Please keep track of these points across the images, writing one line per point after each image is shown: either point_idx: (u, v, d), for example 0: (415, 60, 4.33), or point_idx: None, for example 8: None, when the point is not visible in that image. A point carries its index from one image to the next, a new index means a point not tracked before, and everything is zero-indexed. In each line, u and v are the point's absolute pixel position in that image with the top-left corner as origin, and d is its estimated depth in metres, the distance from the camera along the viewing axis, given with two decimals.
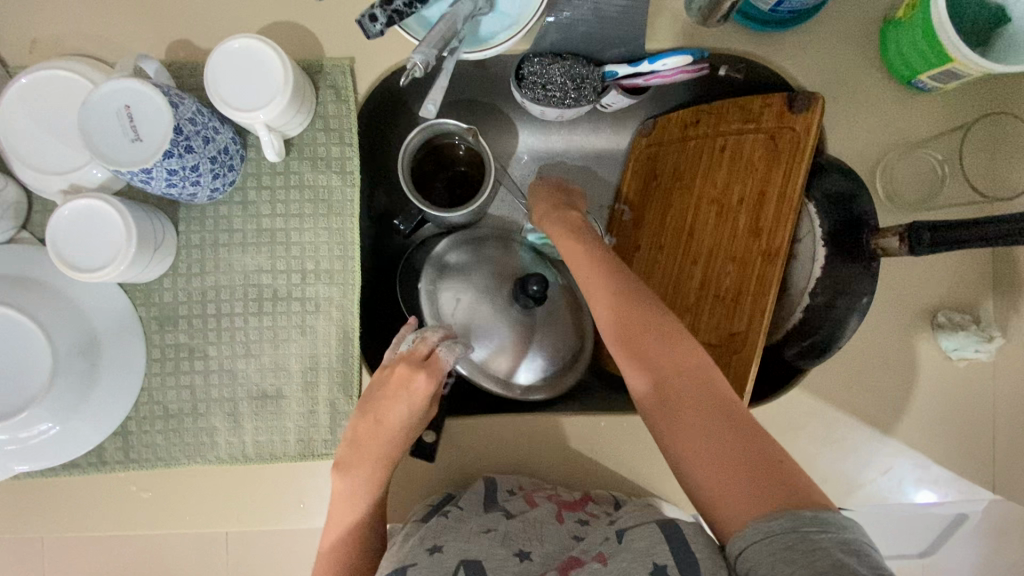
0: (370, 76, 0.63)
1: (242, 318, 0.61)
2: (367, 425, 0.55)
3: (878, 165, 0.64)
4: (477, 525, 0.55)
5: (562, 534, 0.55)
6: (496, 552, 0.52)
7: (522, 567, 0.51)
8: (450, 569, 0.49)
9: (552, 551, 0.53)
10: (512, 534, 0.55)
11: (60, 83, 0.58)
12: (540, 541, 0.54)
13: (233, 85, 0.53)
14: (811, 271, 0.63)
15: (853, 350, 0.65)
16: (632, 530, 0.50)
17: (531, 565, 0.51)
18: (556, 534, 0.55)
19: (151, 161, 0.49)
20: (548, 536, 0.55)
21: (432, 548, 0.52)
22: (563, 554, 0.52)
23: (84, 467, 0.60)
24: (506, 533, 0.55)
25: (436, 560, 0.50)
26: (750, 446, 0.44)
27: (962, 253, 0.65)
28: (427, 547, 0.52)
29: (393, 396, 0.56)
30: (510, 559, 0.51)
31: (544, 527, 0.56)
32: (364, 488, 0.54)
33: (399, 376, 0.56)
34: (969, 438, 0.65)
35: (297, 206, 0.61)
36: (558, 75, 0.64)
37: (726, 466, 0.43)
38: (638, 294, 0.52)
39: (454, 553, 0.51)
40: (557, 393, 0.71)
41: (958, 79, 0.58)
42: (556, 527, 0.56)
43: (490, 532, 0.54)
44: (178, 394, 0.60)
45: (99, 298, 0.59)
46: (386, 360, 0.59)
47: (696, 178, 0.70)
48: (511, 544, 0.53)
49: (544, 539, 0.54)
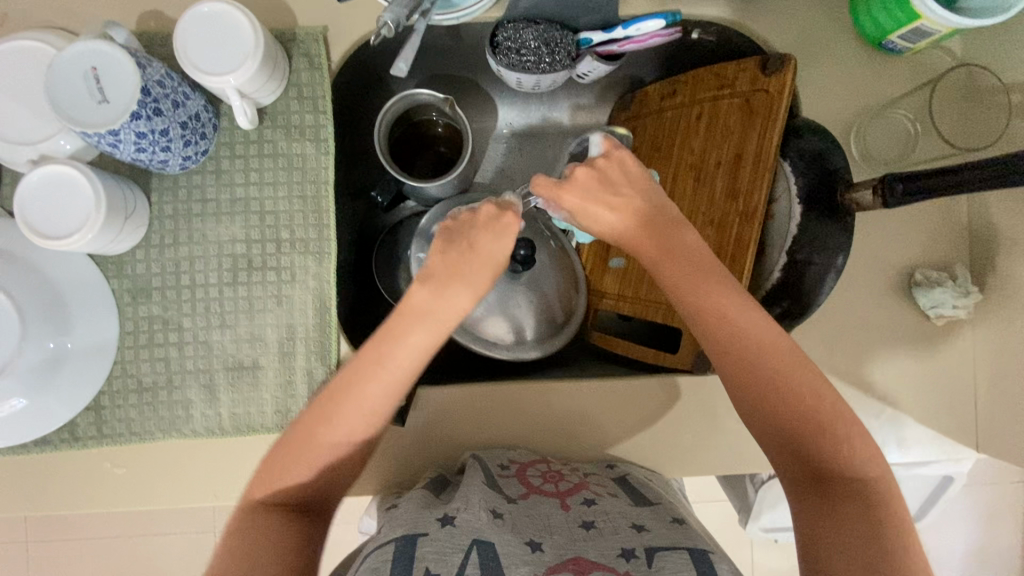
0: (344, 45, 0.62)
1: (217, 288, 0.60)
2: (415, 320, 0.50)
3: (852, 127, 0.64)
4: (485, 503, 0.53)
5: (569, 523, 0.54)
6: (507, 538, 0.50)
7: (533, 557, 0.48)
8: (463, 547, 0.48)
9: (562, 542, 0.51)
10: (519, 522, 0.53)
11: (25, 53, 0.56)
12: (549, 531, 0.53)
13: (202, 48, 0.52)
14: (787, 230, 0.63)
15: (834, 311, 0.65)
16: (662, 555, 0.48)
17: (543, 556, 0.49)
18: (563, 524, 0.54)
19: (117, 123, 0.49)
20: (555, 527, 0.53)
21: (442, 521, 0.51)
22: (576, 547, 0.50)
23: (56, 444, 0.58)
24: (515, 522, 0.53)
25: (449, 534, 0.49)
26: (883, 535, 0.44)
27: (936, 211, 0.65)
28: (437, 518, 0.51)
29: (483, 227, 0.52)
30: (522, 548, 0.49)
31: (551, 518, 0.54)
32: (445, 318, 0.50)
33: (504, 215, 0.53)
34: (953, 396, 0.64)
35: (272, 173, 0.61)
36: (532, 39, 0.64)
37: (869, 553, 0.43)
38: (775, 362, 0.48)
39: (467, 531, 0.50)
40: (548, 351, 0.74)
41: (927, 36, 0.59)
42: (562, 518, 0.54)
43: (498, 517, 0.52)
44: (153, 366, 0.60)
45: (70, 271, 0.58)
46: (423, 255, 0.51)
47: (674, 146, 0.69)
48: (522, 533, 0.51)
49: (552, 530, 0.53)
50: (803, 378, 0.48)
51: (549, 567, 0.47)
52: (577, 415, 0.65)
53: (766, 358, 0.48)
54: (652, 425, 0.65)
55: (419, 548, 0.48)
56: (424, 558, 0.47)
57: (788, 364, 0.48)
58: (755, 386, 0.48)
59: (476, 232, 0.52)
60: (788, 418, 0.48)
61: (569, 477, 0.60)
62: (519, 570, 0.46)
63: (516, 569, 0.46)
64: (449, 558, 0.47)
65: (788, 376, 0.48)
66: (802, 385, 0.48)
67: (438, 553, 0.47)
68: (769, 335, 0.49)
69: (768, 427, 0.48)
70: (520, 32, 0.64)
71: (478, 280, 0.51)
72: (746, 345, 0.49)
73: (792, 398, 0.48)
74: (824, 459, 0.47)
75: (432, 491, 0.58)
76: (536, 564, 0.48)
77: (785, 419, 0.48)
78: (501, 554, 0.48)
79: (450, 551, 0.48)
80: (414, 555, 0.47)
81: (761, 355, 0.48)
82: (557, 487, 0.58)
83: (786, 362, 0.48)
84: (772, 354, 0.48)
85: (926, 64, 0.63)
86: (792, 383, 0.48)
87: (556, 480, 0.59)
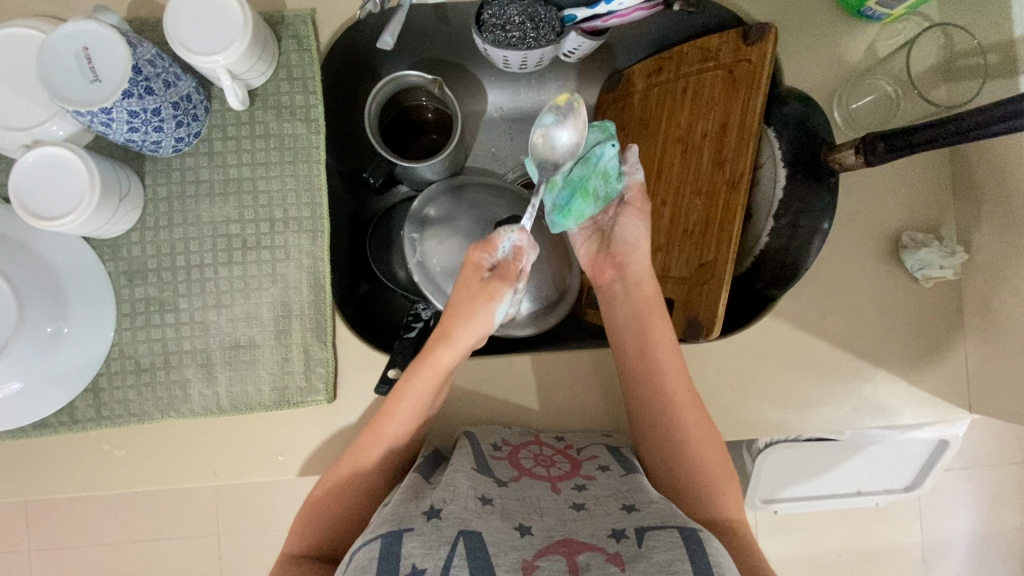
0: (332, 26, 0.64)
1: (212, 269, 0.61)
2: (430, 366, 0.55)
3: (834, 96, 0.65)
4: (473, 489, 0.52)
5: (560, 504, 0.53)
6: (496, 525, 0.48)
7: (523, 542, 0.47)
8: (450, 538, 0.46)
9: (552, 524, 0.50)
10: (509, 507, 0.51)
11: (17, 41, 0.57)
12: (540, 513, 0.51)
13: (191, 28, 0.53)
14: (774, 195, 0.64)
15: (826, 277, 0.65)
16: (653, 534, 0.47)
17: (533, 540, 0.48)
18: (554, 505, 0.53)
19: (109, 101, 0.49)
20: (546, 508, 0.52)
21: (429, 513, 0.48)
22: (566, 528, 0.49)
23: (55, 427, 0.59)
24: (505, 507, 0.51)
25: (436, 527, 0.46)
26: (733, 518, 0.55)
27: (922, 174, 0.66)
28: (423, 511, 0.48)
29: (459, 291, 0.55)
30: (511, 532, 0.48)
31: (541, 500, 0.53)
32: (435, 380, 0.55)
33: (473, 266, 0.56)
34: (945, 358, 0.64)
35: (263, 154, 0.62)
36: (517, 15, 0.65)
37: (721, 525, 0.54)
38: (676, 409, 0.57)
39: (453, 521, 0.47)
40: (543, 328, 0.74)
41: (905, 1, 0.60)
42: (554, 499, 0.54)
43: (487, 504, 0.51)
44: (150, 347, 0.60)
45: (66, 254, 0.59)
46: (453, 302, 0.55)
47: (660, 121, 0.70)
48: (511, 517, 0.50)
49: (543, 512, 0.52)
50: (700, 439, 0.56)
51: (538, 550, 0.47)
52: (572, 387, 0.65)
53: (674, 406, 0.57)
54: None
55: (405, 544, 0.45)
56: (411, 554, 0.44)
57: (692, 421, 0.57)
58: (656, 426, 0.58)
59: (459, 292, 0.55)
60: (685, 469, 0.56)
61: (561, 461, 0.59)
62: (507, 559, 0.45)
63: (504, 558, 0.45)
64: (437, 551, 0.44)
65: (683, 430, 0.56)
66: (695, 442, 0.56)
67: (424, 547, 0.45)
68: (685, 391, 0.57)
69: (667, 467, 0.57)
70: (504, 8, 0.65)
71: (461, 339, 0.55)
72: (660, 396, 0.57)
73: (687, 449, 0.56)
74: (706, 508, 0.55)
75: (424, 472, 0.56)
76: (525, 550, 0.46)
77: (679, 465, 0.57)
78: (489, 542, 0.46)
79: (436, 543, 0.45)
80: (400, 552, 0.44)
81: (662, 406, 0.57)
82: (548, 470, 0.58)
83: (685, 418, 0.57)
84: (676, 406, 0.57)
85: (902, 29, 0.65)
86: (683, 430, 0.57)
87: (549, 463, 0.59)
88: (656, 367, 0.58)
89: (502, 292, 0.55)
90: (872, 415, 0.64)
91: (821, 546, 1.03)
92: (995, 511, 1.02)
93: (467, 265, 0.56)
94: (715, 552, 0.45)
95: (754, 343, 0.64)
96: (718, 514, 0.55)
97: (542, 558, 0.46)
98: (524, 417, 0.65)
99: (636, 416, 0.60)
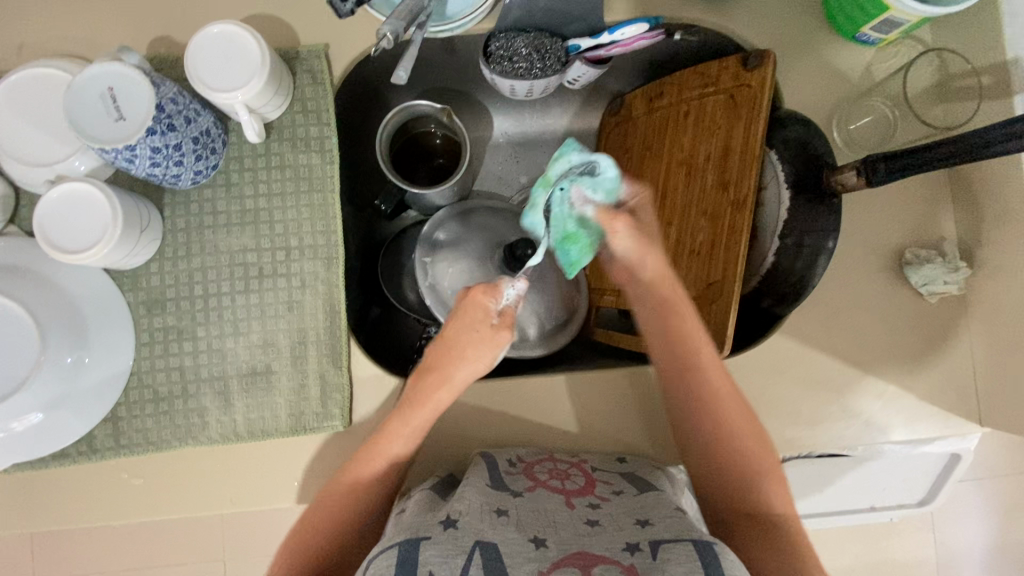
0: (345, 60, 0.66)
1: (229, 297, 0.62)
2: (433, 379, 0.56)
3: (834, 114, 0.67)
4: (487, 503, 0.52)
5: (574, 519, 0.53)
6: (511, 538, 0.49)
7: (538, 554, 0.48)
8: (466, 547, 0.47)
9: (567, 537, 0.50)
10: (524, 519, 0.52)
11: (45, 81, 0.59)
12: (554, 527, 0.51)
13: (213, 70, 0.55)
14: (779, 215, 0.65)
15: (832, 294, 0.66)
16: (668, 547, 0.48)
17: (548, 552, 0.48)
18: (568, 520, 0.53)
19: (134, 138, 0.51)
20: (561, 523, 0.52)
21: (445, 523, 0.49)
22: (581, 540, 0.50)
23: (75, 457, 0.60)
24: (520, 519, 0.52)
25: (452, 537, 0.48)
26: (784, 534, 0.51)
27: (924, 191, 0.67)
28: (439, 520, 0.50)
29: (467, 332, 0.57)
30: (526, 545, 0.49)
31: (555, 514, 0.54)
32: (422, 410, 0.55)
33: (484, 312, 0.58)
34: (953, 376, 0.65)
35: (279, 184, 0.63)
36: (523, 47, 0.67)
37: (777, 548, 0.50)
38: (708, 399, 0.57)
39: (469, 532, 0.49)
40: (552, 350, 0.76)
41: (898, 27, 0.61)
42: (568, 513, 0.54)
43: (502, 516, 0.52)
44: (168, 376, 0.61)
45: (88, 286, 0.60)
46: (450, 330, 0.57)
47: (664, 143, 0.72)
48: (526, 530, 0.51)
49: (558, 525, 0.52)
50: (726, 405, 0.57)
51: (553, 562, 0.47)
52: (581, 405, 0.65)
53: (714, 391, 0.57)
54: (659, 416, 0.65)
55: (421, 552, 0.46)
56: (427, 562, 0.45)
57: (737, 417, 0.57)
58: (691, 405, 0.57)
59: (464, 331, 0.57)
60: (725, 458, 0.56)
61: (576, 475, 0.60)
62: (523, 569, 0.46)
63: (520, 568, 0.46)
64: (453, 560, 0.46)
65: (716, 404, 0.57)
66: (721, 407, 0.57)
67: (441, 555, 0.46)
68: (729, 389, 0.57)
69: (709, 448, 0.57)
70: (511, 41, 0.67)
71: (455, 373, 0.56)
72: (693, 375, 0.57)
73: (728, 439, 0.56)
74: (749, 490, 0.55)
75: (439, 491, 0.58)
76: (541, 561, 0.47)
77: (716, 452, 0.57)
78: (504, 554, 0.47)
79: (452, 553, 0.46)
80: (417, 559, 0.45)
81: (700, 393, 0.57)
82: (563, 484, 0.58)
83: (721, 401, 0.57)
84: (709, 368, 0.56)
85: (898, 52, 0.67)
86: (726, 419, 0.56)
87: (563, 477, 0.59)
88: (687, 369, 0.57)
89: (505, 340, 0.58)
90: (881, 431, 0.64)
91: (833, 561, 1.03)
92: (1009, 526, 1.02)
93: (474, 307, 0.58)
94: (730, 562, 0.46)
95: (762, 360, 0.65)
96: (754, 495, 0.54)
97: (557, 570, 0.46)
98: (536, 438, 0.65)
99: (682, 418, 0.59)
